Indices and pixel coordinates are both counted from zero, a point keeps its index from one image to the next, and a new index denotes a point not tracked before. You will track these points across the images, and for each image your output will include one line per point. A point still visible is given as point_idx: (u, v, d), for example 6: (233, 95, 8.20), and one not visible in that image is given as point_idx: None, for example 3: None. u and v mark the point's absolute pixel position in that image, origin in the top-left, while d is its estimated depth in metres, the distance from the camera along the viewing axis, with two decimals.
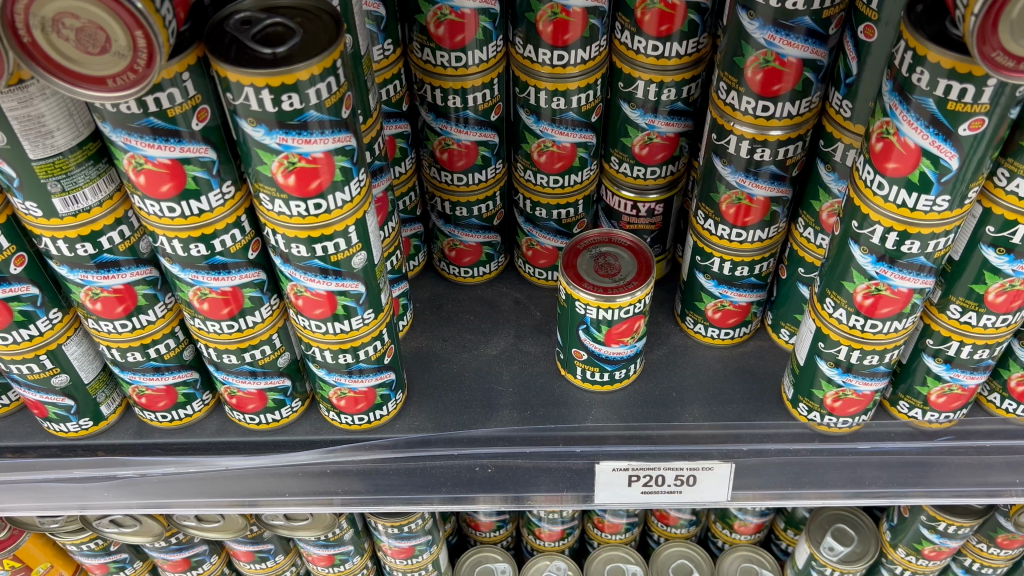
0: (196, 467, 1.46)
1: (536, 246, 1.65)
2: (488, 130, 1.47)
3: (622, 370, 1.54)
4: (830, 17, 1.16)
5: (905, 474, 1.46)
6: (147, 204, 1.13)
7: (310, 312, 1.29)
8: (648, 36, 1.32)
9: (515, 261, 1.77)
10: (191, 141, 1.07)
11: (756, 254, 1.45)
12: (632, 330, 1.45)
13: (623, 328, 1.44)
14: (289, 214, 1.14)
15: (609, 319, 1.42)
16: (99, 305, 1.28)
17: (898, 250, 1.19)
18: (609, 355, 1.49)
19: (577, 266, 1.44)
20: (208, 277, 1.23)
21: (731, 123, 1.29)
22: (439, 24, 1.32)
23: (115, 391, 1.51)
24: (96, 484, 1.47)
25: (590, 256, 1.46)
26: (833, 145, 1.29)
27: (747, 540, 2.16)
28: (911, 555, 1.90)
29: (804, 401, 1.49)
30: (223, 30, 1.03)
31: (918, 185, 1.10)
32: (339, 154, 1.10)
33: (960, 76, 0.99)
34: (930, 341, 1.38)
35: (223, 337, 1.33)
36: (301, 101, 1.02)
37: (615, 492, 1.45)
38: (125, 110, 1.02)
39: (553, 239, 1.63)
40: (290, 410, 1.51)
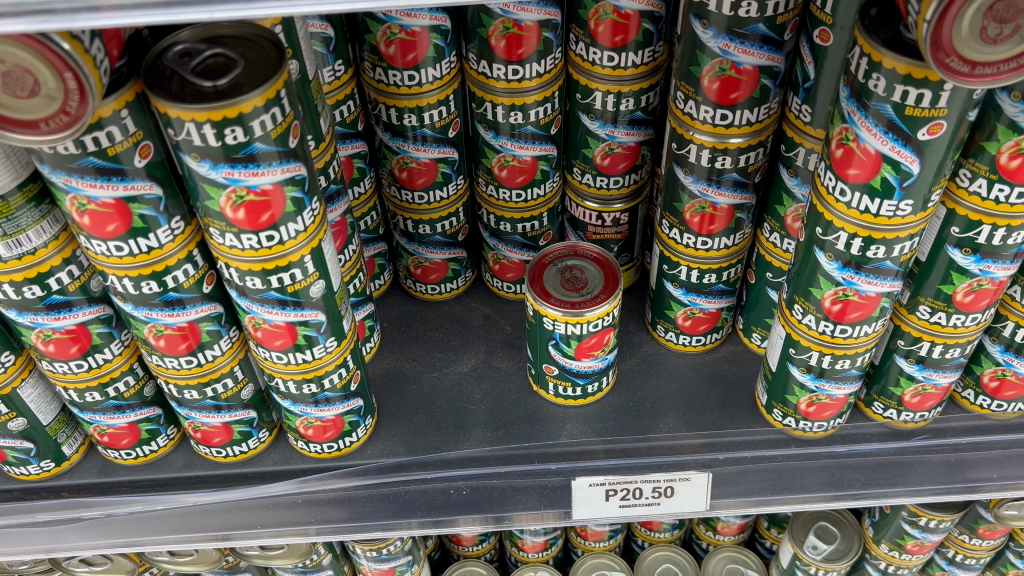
0: (163, 504, 1.43)
1: (503, 260, 1.63)
2: (447, 147, 1.44)
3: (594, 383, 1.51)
4: (785, 23, 1.14)
5: (884, 474, 1.44)
6: (94, 244, 1.09)
7: (270, 344, 1.26)
8: (603, 47, 1.30)
9: (482, 275, 1.75)
10: (136, 178, 1.04)
11: (723, 261, 1.44)
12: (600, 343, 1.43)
13: (593, 342, 1.42)
14: (241, 247, 1.11)
15: (578, 333, 1.39)
16: (52, 347, 1.24)
17: (864, 256, 1.17)
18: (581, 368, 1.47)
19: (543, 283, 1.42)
20: (163, 314, 1.20)
21: (690, 133, 1.27)
22: (390, 43, 1.29)
23: (76, 430, 1.47)
24: (63, 526, 1.42)
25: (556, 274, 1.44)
26: (794, 150, 1.28)
27: (730, 540, 2.15)
28: (894, 550, 1.89)
29: (778, 407, 1.47)
30: (161, 64, 1.00)
31: (880, 191, 1.09)
32: (289, 184, 1.07)
33: (916, 81, 0.98)
34: (901, 342, 1.37)
35: (184, 372, 1.30)
36: (245, 134, 0.99)
37: (593, 507, 1.42)
38: (63, 151, 0.98)
39: (519, 253, 1.60)
40: (258, 441, 1.48)
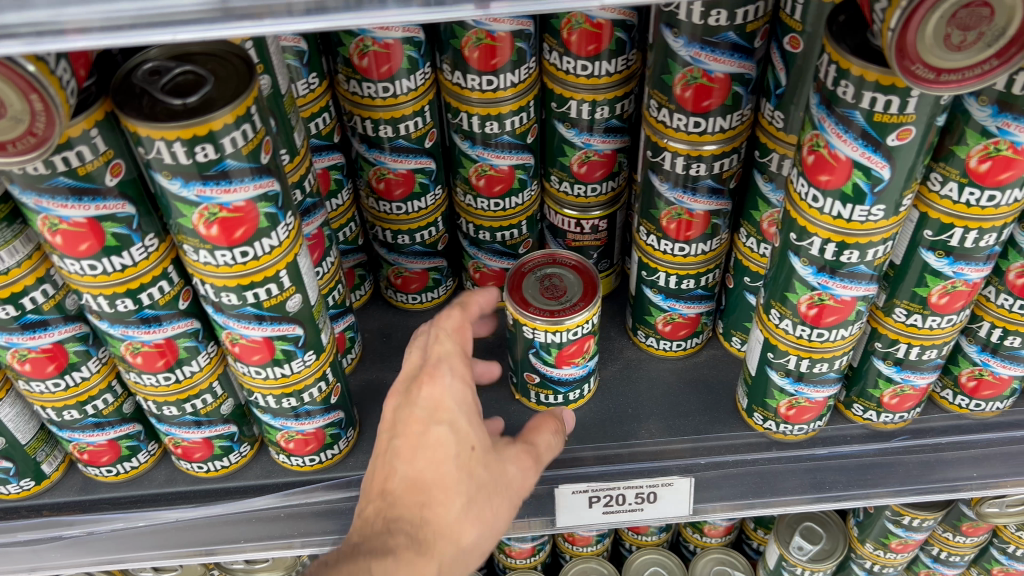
0: (146, 521, 1.43)
1: (483, 268, 1.62)
2: (424, 158, 1.44)
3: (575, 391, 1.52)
4: (755, 30, 1.15)
5: (866, 475, 1.47)
6: (67, 263, 1.09)
7: (248, 358, 1.26)
8: (576, 56, 1.30)
9: (463, 284, 1.74)
10: (108, 197, 1.03)
11: (701, 266, 1.44)
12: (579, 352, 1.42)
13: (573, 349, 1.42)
14: (216, 264, 1.10)
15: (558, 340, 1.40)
16: (28, 366, 1.24)
17: (838, 260, 1.18)
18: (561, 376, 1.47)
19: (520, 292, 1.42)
20: (139, 331, 1.19)
21: (664, 140, 1.27)
22: (363, 55, 1.30)
23: (56, 448, 1.46)
24: (44, 545, 1.43)
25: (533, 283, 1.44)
26: (768, 156, 1.29)
27: (718, 542, 2.16)
28: (878, 549, 1.90)
29: (758, 410, 1.47)
30: (130, 82, 1.00)
31: (853, 196, 1.09)
32: (262, 200, 1.07)
33: (885, 88, 0.99)
34: (878, 344, 1.38)
35: (162, 389, 1.30)
36: (216, 151, 0.99)
37: (576, 514, 1.44)
38: (33, 172, 0.98)
39: (499, 261, 1.60)
40: (239, 455, 1.47)
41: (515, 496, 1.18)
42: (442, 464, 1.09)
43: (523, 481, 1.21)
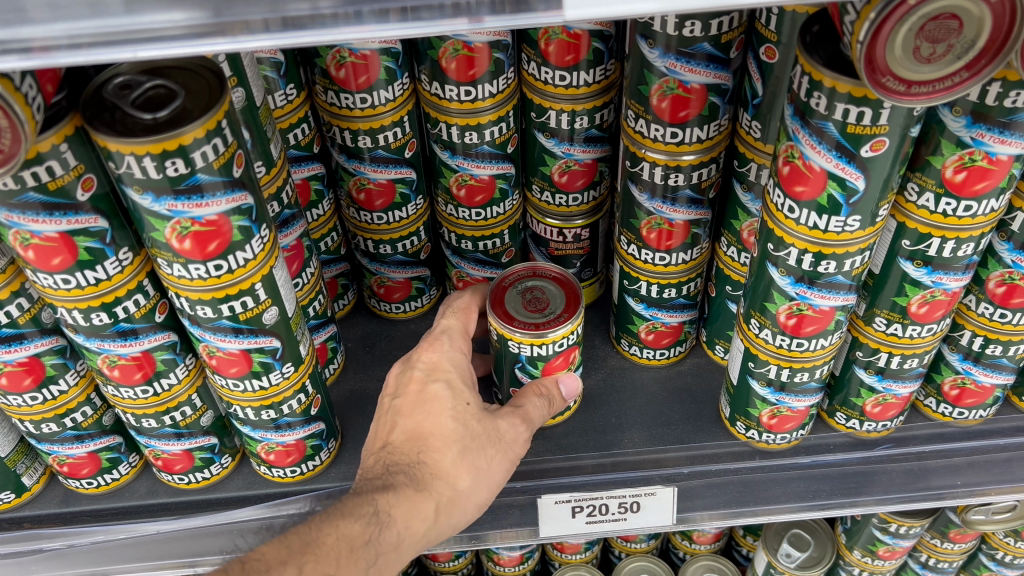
0: (127, 533, 1.43)
1: (466, 278, 1.61)
2: (404, 168, 1.44)
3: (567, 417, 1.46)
4: (730, 41, 1.15)
5: (849, 483, 1.46)
6: (40, 278, 1.08)
7: (226, 371, 1.25)
8: (554, 66, 1.30)
9: (447, 293, 1.73)
10: (80, 212, 1.03)
11: (683, 275, 1.44)
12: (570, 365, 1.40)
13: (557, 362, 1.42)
14: (190, 277, 1.10)
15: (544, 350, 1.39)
16: (5, 380, 1.23)
17: (816, 271, 1.18)
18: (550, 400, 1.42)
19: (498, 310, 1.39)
20: (115, 345, 1.19)
21: (642, 151, 1.27)
22: (340, 67, 1.29)
23: (37, 461, 1.46)
24: (26, 558, 1.41)
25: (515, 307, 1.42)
26: (747, 165, 1.28)
27: (707, 549, 2.15)
28: (867, 556, 1.89)
29: (741, 419, 1.46)
30: (101, 97, 0.99)
31: (828, 208, 1.09)
32: (235, 214, 1.06)
33: (857, 100, 0.99)
34: (859, 353, 1.37)
35: (141, 402, 1.29)
36: (186, 165, 0.99)
37: (559, 524, 1.44)
38: (2, 187, 0.97)
39: (481, 270, 1.59)
40: (220, 467, 1.47)
41: (510, 451, 1.27)
42: (439, 417, 1.22)
43: (516, 439, 1.28)
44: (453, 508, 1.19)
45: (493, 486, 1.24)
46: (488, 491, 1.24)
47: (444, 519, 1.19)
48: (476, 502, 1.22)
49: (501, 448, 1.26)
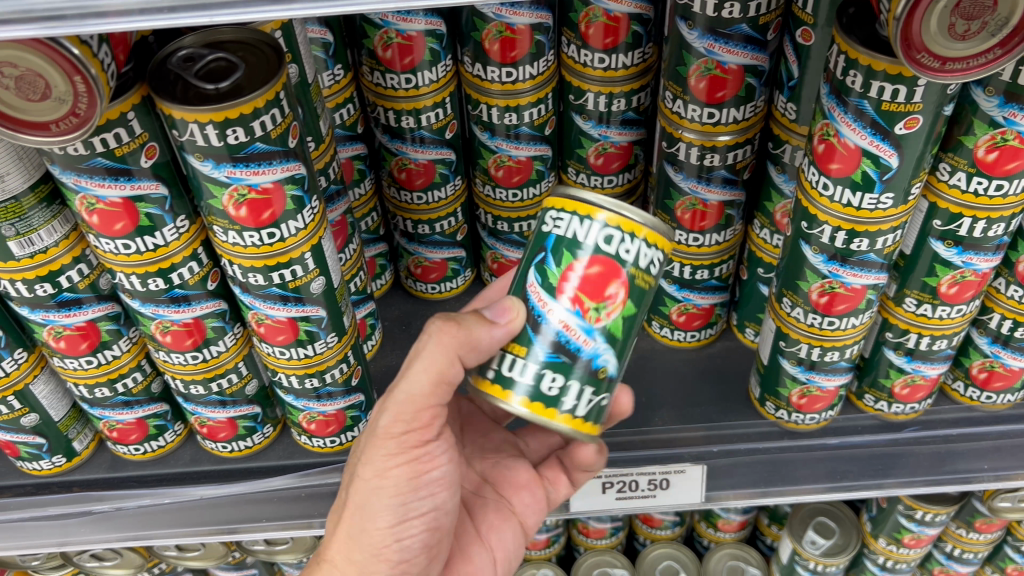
0: (171, 498, 1.48)
1: (500, 259, 1.66)
2: (444, 149, 1.48)
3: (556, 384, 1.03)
4: (768, 23, 1.18)
5: (876, 465, 1.49)
6: (102, 242, 1.14)
7: (273, 339, 1.30)
8: (595, 49, 1.34)
9: (482, 275, 1.77)
10: (143, 178, 1.08)
11: (715, 257, 1.47)
12: (605, 300, 1.02)
13: (576, 292, 1.01)
14: (244, 244, 1.15)
15: (564, 241, 1.03)
16: (63, 343, 1.29)
17: (848, 249, 1.21)
18: (544, 360, 1.02)
19: (439, 316, 1.07)
20: (169, 311, 1.24)
21: (679, 131, 1.31)
22: (387, 47, 1.34)
23: (87, 427, 1.51)
24: (73, 520, 1.50)
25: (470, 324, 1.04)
26: (782, 147, 1.31)
27: (732, 538, 2.13)
28: (891, 544, 1.90)
29: (771, 399, 1.49)
30: (166, 68, 1.05)
31: (862, 184, 1.12)
32: (289, 183, 1.11)
33: (892, 77, 1.02)
34: (890, 334, 1.40)
35: (190, 368, 1.34)
36: (246, 134, 1.03)
37: (590, 500, 1.49)
38: (73, 152, 1.03)
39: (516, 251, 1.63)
40: (262, 436, 1.51)
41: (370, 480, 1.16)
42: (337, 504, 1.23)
43: (382, 466, 1.15)
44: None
45: (385, 528, 1.17)
46: (387, 535, 1.17)
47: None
48: (367, 561, 1.18)
49: (371, 494, 1.16)
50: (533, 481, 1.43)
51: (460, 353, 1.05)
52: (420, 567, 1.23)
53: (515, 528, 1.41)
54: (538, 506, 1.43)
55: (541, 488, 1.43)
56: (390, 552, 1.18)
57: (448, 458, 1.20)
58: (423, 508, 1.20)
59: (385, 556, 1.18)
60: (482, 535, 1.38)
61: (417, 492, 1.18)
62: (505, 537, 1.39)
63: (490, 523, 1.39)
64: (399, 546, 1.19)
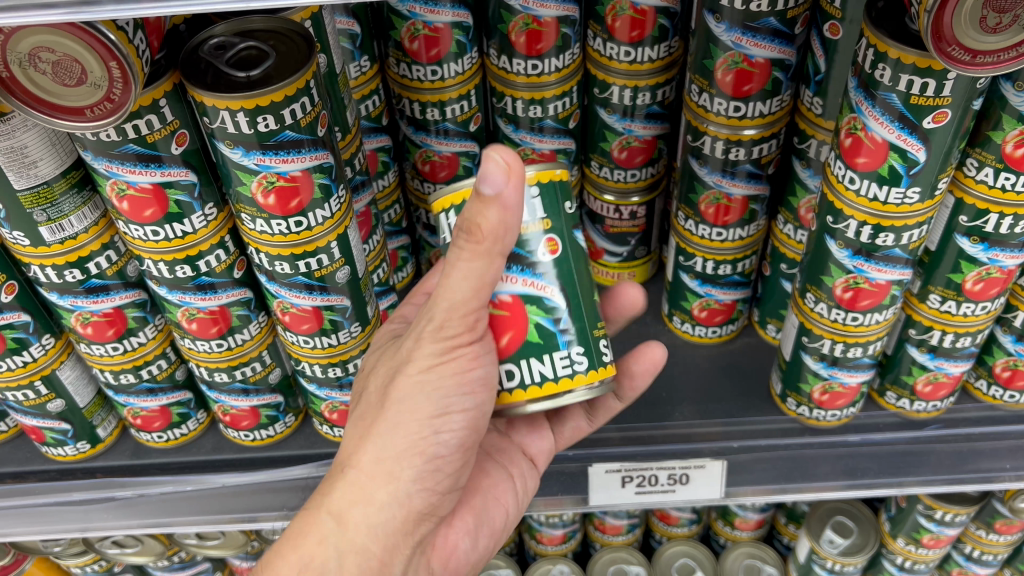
0: (193, 485, 1.48)
1: None
2: (468, 141, 1.48)
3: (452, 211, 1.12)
4: (796, 17, 1.18)
5: (899, 462, 1.46)
6: (132, 229, 1.15)
7: (298, 328, 1.31)
8: (620, 42, 1.34)
9: None
10: (172, 165, 1.09)
11: (738, 251, 1.47)
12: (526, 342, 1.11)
13: (504, 334, 1.09)
14: (271, 233, 1.15)
15: (552, 346, 1.10)
16: (90, 330, 1.30)
17: (873, 243, 1.20)
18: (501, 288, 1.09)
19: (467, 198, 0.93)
20: (195, 298, 1.25)
21: (704, 125, 1.32)
22: (414, 39, 1.34)
23: (111, 414, 1.53)
24: (97, 505, 1.47)
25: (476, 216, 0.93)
26: (807, 142, 1.32)
27: (749, 537, 2.12)
28: (910, 544, 1.89)
29: (793, 395, 1.49)
30: (197, 56, 1.06)
31: (889, 178, 1.12)
32: (317, 172, 1.12)
33: (921, 71, 1.01)
34: (913, 331, 1.40)
35: (214, 356, 1.35)
36: (276, 122, 1.04)
37: (609, 493, 1.46)
38: (105, 138, 1.04)
39: None
40: (284, 425, 1.52)
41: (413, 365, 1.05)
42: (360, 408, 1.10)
43: (423, 356, 1.05)
44: (372, 492, 1.05)
45: (421, 417, 1.06)
46: (424, 428, 1.06)
47: (370, 507, 1.05)
48: (402, 457, 1.06)
49: (414, 384, 1.05)
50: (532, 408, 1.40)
51: (461, 236, 0.95)
52: (450, 475, 1.12)
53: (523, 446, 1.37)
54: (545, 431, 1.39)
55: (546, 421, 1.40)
56: (426, 446, 1.07)
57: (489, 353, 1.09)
58: (465, 404, 1.07)
59: (419, 450, 1.07)
60: (492, 454, 1.35)
61: (463, 389, 1.06)
62: (524, 470, 1.36)
63: (498, 445, 1.37)
64: (436, 440, 1.08)
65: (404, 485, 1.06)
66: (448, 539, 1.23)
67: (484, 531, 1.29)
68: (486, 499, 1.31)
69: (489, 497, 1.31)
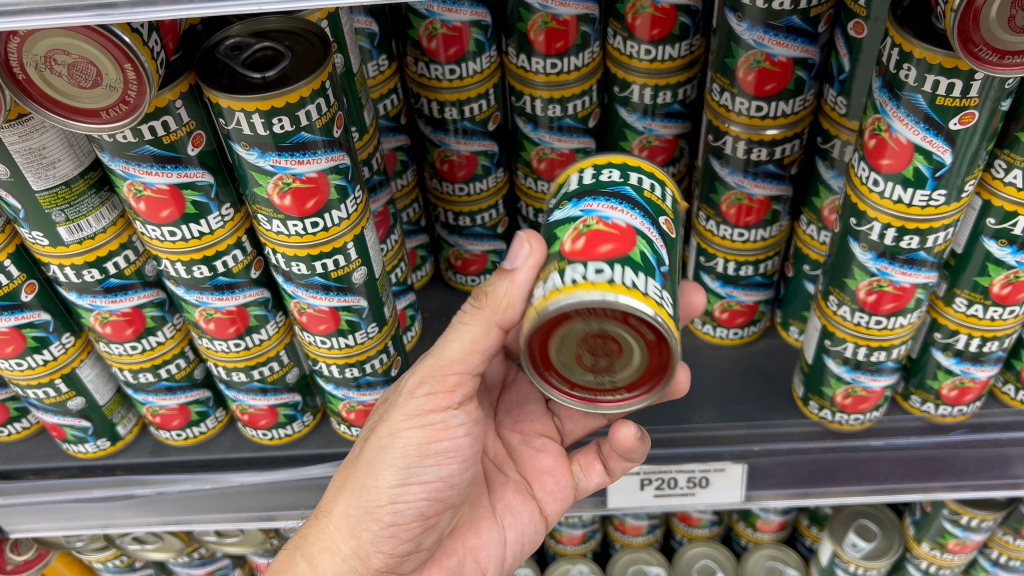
0: (212, 483, 1.49)
1: (463, 255, 1.63)
2: (487, 140, 1.47)
3: (592, 169, 1.04)
4: (819, 15, 1.16)
5: (925, 468, 1.46)
6: (149, 230, 1.15)
7: (315, 328, 1.31)
8: (641, 40, 1.32)
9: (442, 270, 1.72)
10: (189, 166, 1.09)
11: (761, 253, 1.44)
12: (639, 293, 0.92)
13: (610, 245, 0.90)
14: (287, 234, 1.15)
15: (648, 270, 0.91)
16: (109, 329, 1.30)
17: (897, 246, 1.18)
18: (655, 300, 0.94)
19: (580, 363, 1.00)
20: (213, 298, 1.25)
21: (726, 124, 1.30)
22: (432, 38, 1.33)
23: (131, 411, 1.53)
24: (116, 503, 1.51)
25: (617, 334, 0.92)
26: (830, 142, 1.30)
27: (770, 539, 2.09)
28: (935, 550, 1.85)
29: (815, 399, 1.46)
30: (214, 56, 1.06)
31: (913, 181, 1.10)
32: (333, 172, 1.11)
33: (948, 71, 0.99)
34: (938, 334, 1.37)
35: (232, 355, 1.35)
36: (292, 123, 1.03)
37: (628, 496, 1.47)
38: (122, 139, 1.04)
39: (481, 245, 1.61)
40: (302, 425, 1.51)
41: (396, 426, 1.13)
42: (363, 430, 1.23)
43: (403, 436, 1.13)
44: (336, 543, 1.16)
45: (383, 488, 1.13)
46: (383, 495, 1.14)
47: (334, 558, 1.16)
48: (361, 518, 1.15)
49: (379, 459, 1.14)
50: (560, 467, 1.37)
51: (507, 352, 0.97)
52: (411, 538, 1.19)
53: (529, 507, 1.36)
54: (563, 496, 1.37)
55: (568, 481, 1.37)
56: (384, 512, 1.14)
57: (466, 431, 1.16)
58: (433, 478, 1.15)
59: (374, 516, 1.15)
60: (495, 513, 1.34)
61: (424, 461, 1.14)
62: (518, 517, 1.35)
63: (507, 501, 1.35)
64: (393, 509, 1.14)
65: (365, 542, 1.16)
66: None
67: None
68: (463, 559, 1.30)
69: (469, 555, 1.31)
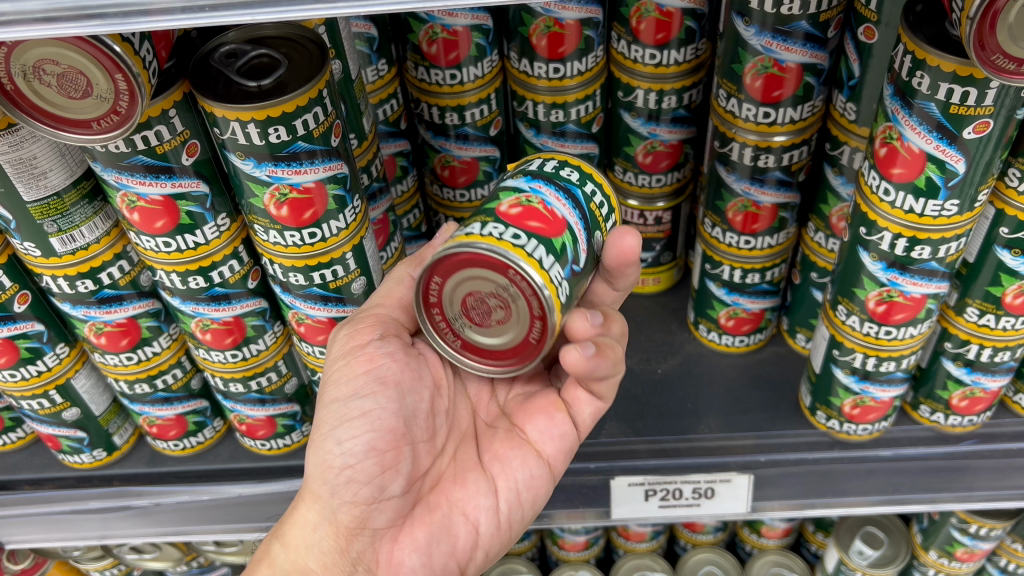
0: (210, 495, 1.45)
1: None
2: (489, 145, 1.45)
3: (555, 161, 1.09)
4: (829, 20, 1.13)
5: (932, 479, 1.41)
6: (143, 240, 1.12)
7: (313, 338, 1.28)
8: (645, 44, 1.30)
9: None
10: (183, 176, 1.06)
11: (768, 260, 1.42)
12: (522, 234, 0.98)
13: (539, 222, 0.98)
14: (284, 244, 1.13)
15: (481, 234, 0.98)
16: (104, 339, 1.28)
17: (909, 256, 1.15)
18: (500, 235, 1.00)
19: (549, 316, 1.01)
20: (209, 309, 1.23)
21: (733, 131, 1.27)
22: (432, 42, 1.31)
23: (127, 421, 1.51)
24: (113, 514, 1.48)
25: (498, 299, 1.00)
26: (840, 148, 1.26)
27: (776, 545, 2.06)
28: (943, 557, 1.83)
29: (822, 409, 1.44)
30: (208, 63, 1.03)
31: (925, 190, 1.07)
32: (331, 182, 1.08)
33: (962, 80, 0.96)
34: (948, 344, 1.34)
35: (229, 366, 1.33)
36: (288, 133, 1.01)
37: (632, 507, 1.43)
38: (114, 149, 1.01)
39: None
40: (301, 435, 1.49)
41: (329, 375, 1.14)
42: None
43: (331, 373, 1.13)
44: (304, 513, 1.13)
45: (326, 434, 1.09)
46: (327, 442, 1.09)
47: (306, 528, 1.13)
48: (316, 478, 1.11)
49: (324, 406, 1.11)
50: (553, 408, 1.24)
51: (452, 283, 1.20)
52: (372, 482, 1.10)
53: (524, 453, 1.22)
54: (561, 433, 1.23)
55: (564, 418, 1.23)
56: (333, 461, 1.09)
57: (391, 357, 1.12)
58: (363, 406, 1.08)
59: (327, 469, 1.10)
60: (484, 465, 1.22)
61: (356, 392, 1.10)
62: (511, 466, 1.22)
63: (496, 453, 1.23)
64: (341, 453, 1.08)
65: (327, 502, 1.11)
66: (392, 555, 1.15)
67: (443, 548, 1.17)
68: (449, 514, 1.19)
69: (456, 510, 1.19)
